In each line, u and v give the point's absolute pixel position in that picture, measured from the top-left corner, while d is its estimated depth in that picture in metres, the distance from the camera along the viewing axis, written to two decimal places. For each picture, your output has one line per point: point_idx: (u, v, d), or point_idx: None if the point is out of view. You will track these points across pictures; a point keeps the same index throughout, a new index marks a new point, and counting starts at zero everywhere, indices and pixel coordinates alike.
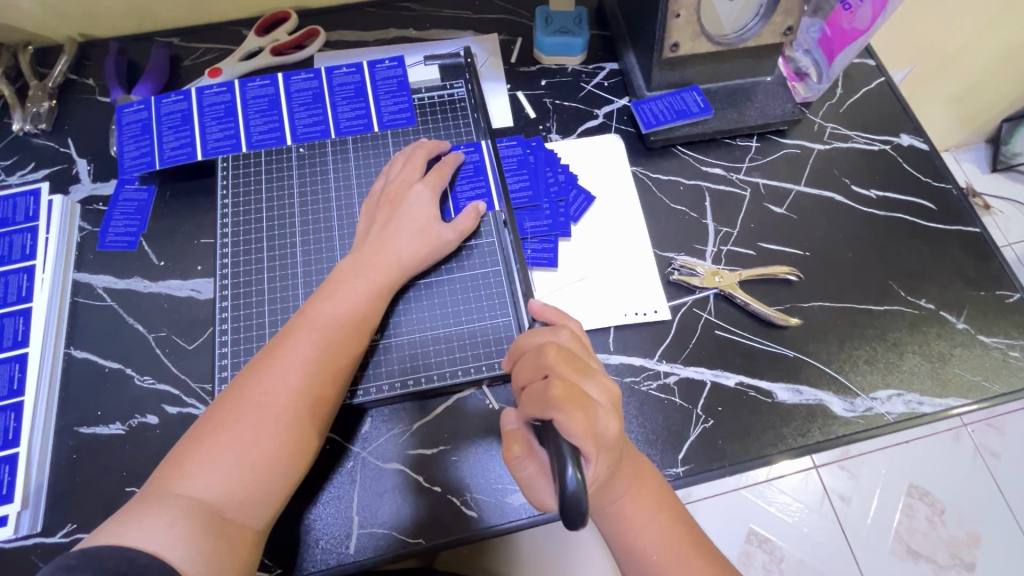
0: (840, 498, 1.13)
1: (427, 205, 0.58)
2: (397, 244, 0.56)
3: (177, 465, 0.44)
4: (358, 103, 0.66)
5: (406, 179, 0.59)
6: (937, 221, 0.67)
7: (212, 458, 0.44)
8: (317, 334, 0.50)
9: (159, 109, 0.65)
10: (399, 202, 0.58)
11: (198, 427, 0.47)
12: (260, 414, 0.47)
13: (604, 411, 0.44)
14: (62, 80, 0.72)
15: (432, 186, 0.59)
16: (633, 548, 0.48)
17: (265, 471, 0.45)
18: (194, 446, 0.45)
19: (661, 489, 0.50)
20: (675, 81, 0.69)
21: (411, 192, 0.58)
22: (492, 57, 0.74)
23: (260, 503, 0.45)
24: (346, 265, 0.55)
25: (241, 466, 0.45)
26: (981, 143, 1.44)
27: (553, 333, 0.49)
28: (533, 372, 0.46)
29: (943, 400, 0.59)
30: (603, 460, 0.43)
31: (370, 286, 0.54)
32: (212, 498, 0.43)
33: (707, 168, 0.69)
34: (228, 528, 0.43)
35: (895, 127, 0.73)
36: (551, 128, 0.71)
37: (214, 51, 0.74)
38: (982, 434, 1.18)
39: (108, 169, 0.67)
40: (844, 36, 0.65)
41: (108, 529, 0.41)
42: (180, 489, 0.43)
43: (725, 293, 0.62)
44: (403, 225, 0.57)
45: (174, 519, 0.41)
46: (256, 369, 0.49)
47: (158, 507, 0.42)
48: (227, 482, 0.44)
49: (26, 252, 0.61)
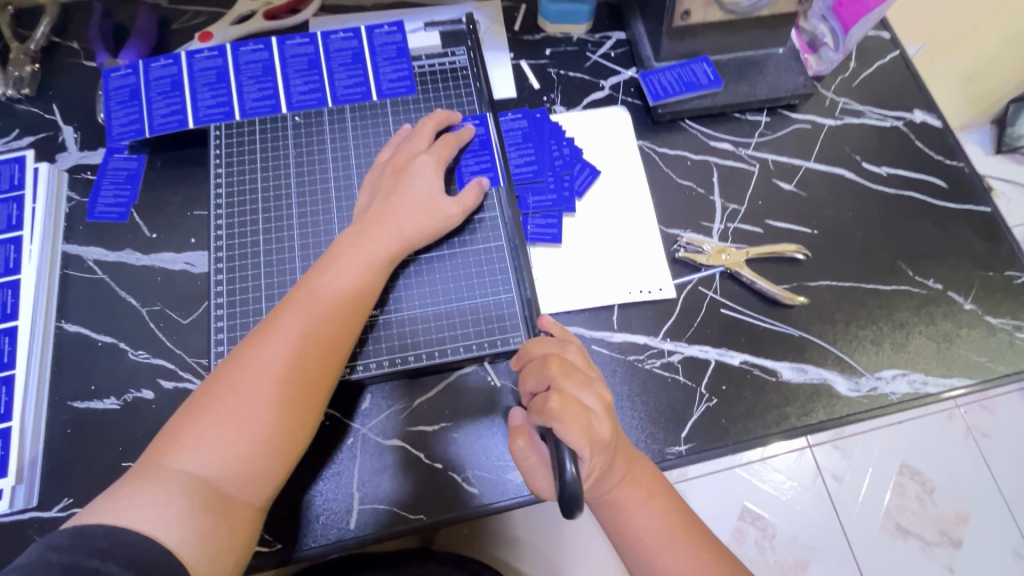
0: (833, 476, 1.15)
1: (429, 176, 0.56)
2: (398, 215, 0.54)
3: (174, 439, 0.44)
4: (356, 70, 0.64)
5: (410, 151, 0.58)
6: (949, 200, 0.66)
7: (208, 434, 0.44)
8: (318, 308, 0.49)
9: (148, 74, 0.62)
10: (404, 173, 0.56)
11: (195, 401, 0.45)
12: (258, 389, 0.45)
13: (600, 418, 0.45)
14: (45, 43, 0.69)
15: (438, 157, 0.57)
16: (629, 536, 0.47)
17: (265, 448, 0.45)
18: (189, 419, 0.44)
19: (656, 478, 0.49)
20: (684, 51, 0.67)
21: (415, 162, 0.57)
22: (494, 24, 0.71)
23: (257, 479, 0.44)
24: (346, 238, 0.53)
25: (240, 442, 0.44)
26: (987, 124, 1.44)
27: (561, 345, 0.50)
28: (537, 382, 0.47)
29: (947, 380, 0.58)
30: (598, 461, 0.45)
31: (368, 259, 0.52)
32: (210, 474, 0.43)
33: (715, 143, 0.67)
34: (225, 504, 0.42)
35: (909, 102, 0.71)
36: (555, 100, 0.68)
37: (204, 14, 0.71)
38: (974, 415, 1.19)
39: (97, 137, 0.64)
40: (862, 6, 0.63)
41: (104, 503, 0.40)
42: (178, 464, 0.42)
43: (731, 272, 0.61)
44: (407, 198, 0.55)
45: (172, 496, 0.41)
46: (253, 344, 0.47)
47: (155, 483, 0.41)
48: (225, 458, 0.43)
49: (13, 222, 0.59)
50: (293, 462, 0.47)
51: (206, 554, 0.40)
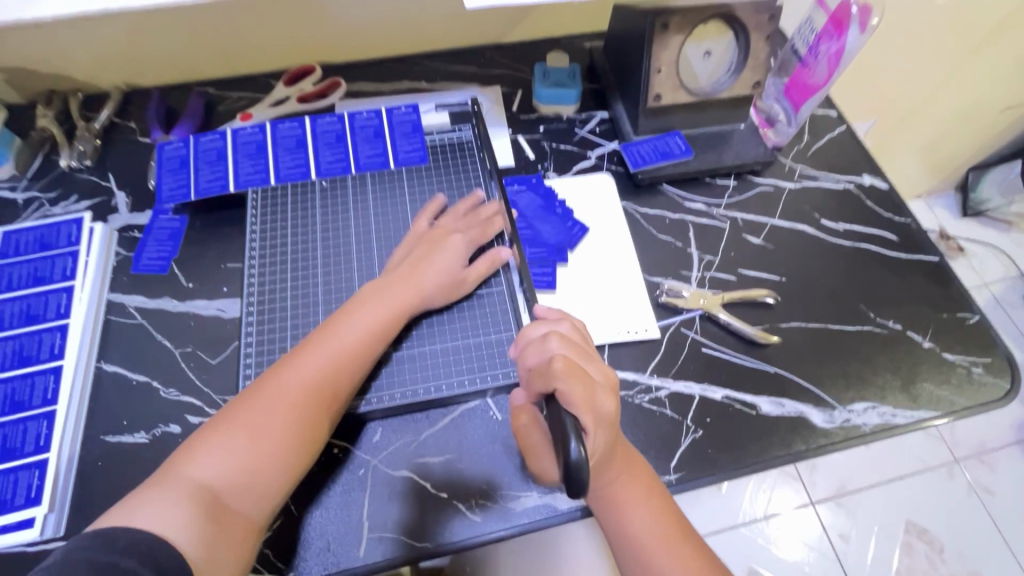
0: (840, 537, 1.26)
1: (460, 250, 0.64)
2: (420, 277, 0.61)
3: (192, 448, 0.48)
4: (377, 143, 0.74)
5: (449, 227, 0.66)
6: (901, 251, 0.74)
7: (218, 449, 0.48)
8: (335, 348, 0.55)
9: (197, 146, 0.72)
10: (437, 243, 0.64)
11: (218, 416, 0.51)
12: (277, 413, 0.51)
13: (602, 390, 0.48)
14: (107, 123, 0.79)
15: (472, 237, 0.66)
16: (624, 533, 0.51)
17: (272, 467, 0.49)
18: (207, 432, 0.49)
19: (652, 481, 0.53)
20: (659, 127, 0.77)
21: (449, 238, 0.64)
22: (495, 106, 0.83)
23: (259, 496, 0.48)
24: (369, 289, 0.60)
25: (251, 459, 0.49)
26: (951, 191, 1.60)
27: (556, 323, 0.54)
28: (537, 355, 0.50)
29: (915, 412, 0.63)
30: (601, 437, 0.47)
31: (384, 311, 0.58)
32: (215, 486, 0.47)
33: (690, 204, 0.76)
34: (228, 516, 0.46)
35: (858, 168, 0.81)
36: (548, 168, 0.79)
37: (245, 98, 0.83)
38: (974, 470, 1.34)
39: (145, 201, 0.73)
40: (806, 90, 0.73)
41: (123, 505, 0.45)
42: (189, 472, 0.47)
43: (709, 314, 0.68)
44: (437, 262, 0.62)
45: (177, 500, 0.45)
46: (271, 373, 0.53)
47: (164, 488, 0.46)
48: (235, 471, 0.48)
49: (67, 273, 0.66)
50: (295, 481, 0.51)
51: (202, 563, 0.44)
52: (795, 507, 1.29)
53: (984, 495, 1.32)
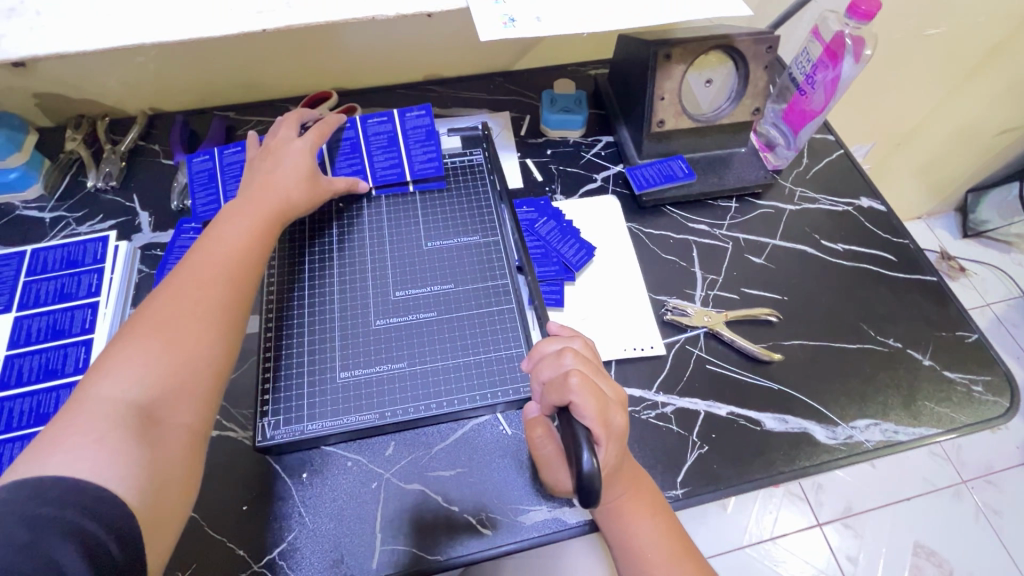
0: (847, 558, 1.25)
1: (302, 149, 0.67)
2: (280, 189, 0.64)
3: (88, 380, 0.46)
4: (392, 152, 0.75)
5: (285, 137, 0.69)
6: (899, 271, 0.76)
7: (129, 369, 0.47)
8: (240, 267, 0.57)
9: (223, 159, 0.74)
10: (277, 153, 0.67)
11: (111, 350, 0.48)
12: (195, 312, 0.52)
13: (614, 406, 0.50)
14: (132, 146, 0.83)
15: (309, 141, 0.68)
16: (629, 546, 0.51)
17: (198, 360, 0.50)
18: (107, 361, 0.47)
19: (657, 495, 0.54)
20: (662, 150, 0.80)
21: (286, 146, 0.67)
22: (504, 131, 0.86)
23: (184, 401, 0.48)
24: (272, 220, 0.62)
25: (176, 349, 0.49)
26: (950, 212, 1.64)
27: (568, 340, 0.56)
28: (553, 370, 0.52)
29: (917, 429, 0.64)
30: (613, 450, 0.48)
31: (250, 232, 0.60)
32: (136, 398, 0.46)
33: (693, 225, 0.79)
34: (156, 413, 0.46)
35: (856, 190, 0.83)
36: (556, 190, 0.81)
37: (264, 122, 0.87)
38: (982, 491, 1.34)
39: (168, 221, 0.76)
40: (804, 116, 0.76)
41: (30, 454, 0.41)
42: (96, 395, 0.45)
43: (713, 332, 0.69)
44: (285, 169, 0.65)
45: (96, 427, 0.43)
46: (182, 298, 0.52)
47: (78, 420, 0.43)
48: (155, 372, 0.47)
49: (92, 289, 0.68)
50: (231, 351, 0.53)
51: (142, 482, 0.43)
52: (801, 528, 1.29)
53: (993, 516, 1.31)
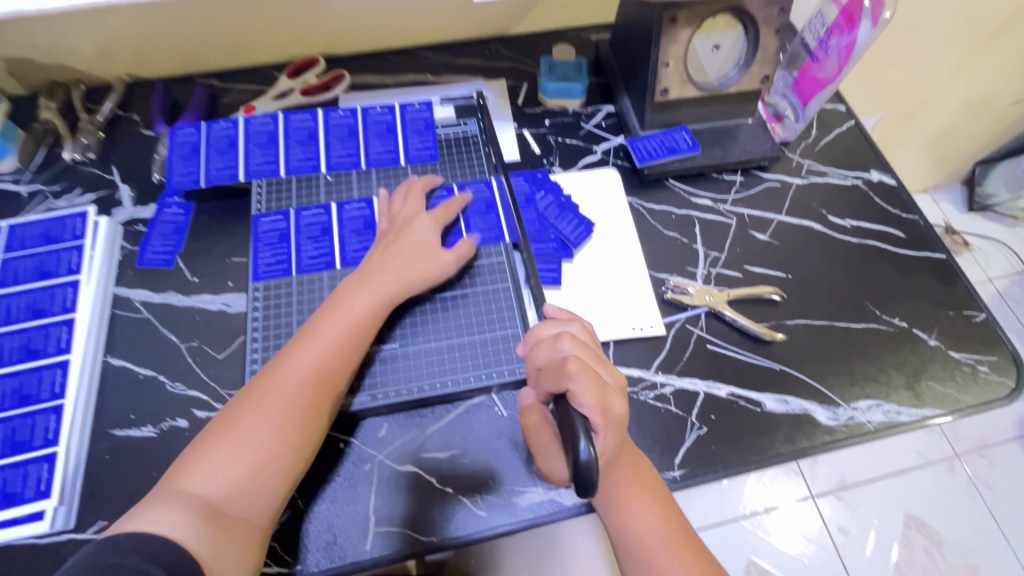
0: (839, 529, 1.27)
1: (428, 232, 0.63)
2: (397, 267, 0.60)
3: (187, 460, 0.50)
4: (389, 139, 0.73)
5: (411, 212, 0.65)
6: (907, 247, 0.74)
7: (225, 456, 0.50)
8: (322, 350, 0.55)
9: (209, 133, 0.72)
10: (404, 229, 0.63)
11: (212, 429, 0.52)
12: (280, 406, 0.53)
13: (613, 393, 0.48)
14: (110, 115, 0.79)
15: (436, 218, 0.64)
16: (626, 533, 0.51)
17: (270, 462, 0.51)
18: (209, 439, 0.51)
19: (656, 482, 0.53)
20: (665, 121, 0.77)
21: (415, 221, 0.64)
22: (500, 99, 0.82)
23: (256, 499, 0.50)
24: (351, 284, 0.60)
25: (257, 449, 0.51)
26: (957, 185, 1.60)
27: (566, 324, 0.53)
28: (548, 356, 0.50)
29: (919, 410, 0.63)
30: (611, 438, 0.47)
31: (351, 324, 0.57)
32: (219, 488, 0.49)
33: (696, 199, 0.76)
34: (232, 507, 0.49)
35: (866, 164, 0.80)
36: (554, 162, 0.78)
37: (248, 91, 0.83)
38: (975, 465, 1.35)
39: (149, 195, 0.73)
40: (815, 84, 0.72)
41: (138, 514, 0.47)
42: (192, 475, 0.49)
43: (715, 311, 0.68)
44: (407, 244, 0.62)
45: (183, 505, 0.47)
46: (275, 395, 0.53)
47: (177, 496, 0.48)
48: (237, 469, 0.50)
49: (72, 267, 0.65)
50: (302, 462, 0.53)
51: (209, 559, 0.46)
52: (794, 500, 1.30)
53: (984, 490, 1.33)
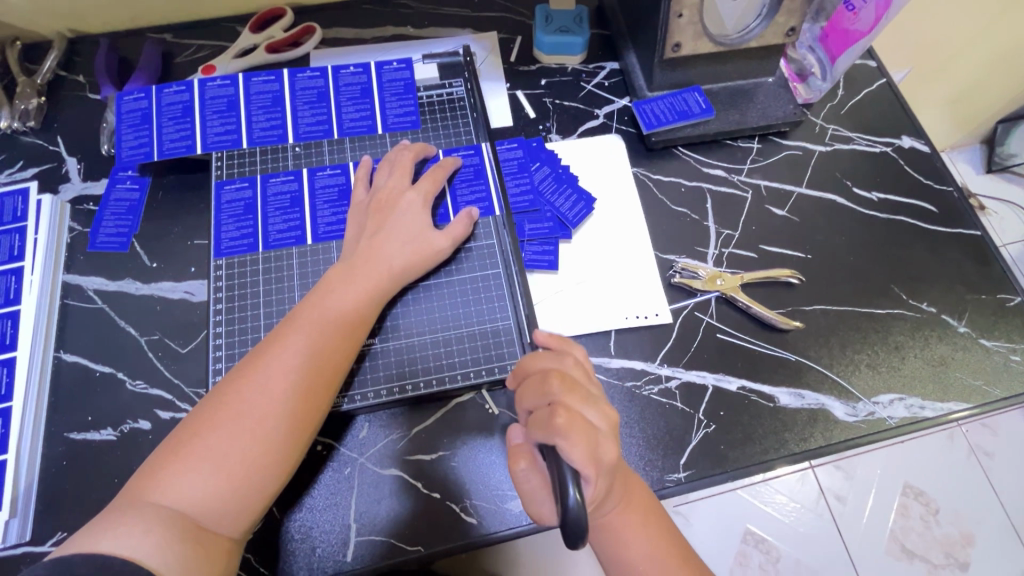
0: (836, 497, 1.16)
1: (417, 213, 0.57)
2: (387, 252, 0.55)
3: (153, 473, 0.44)
4: (363, 104, 0.65)
5: (396, 187, 0.58)
6: (940, 224, 0.67)
7: (201, 466, 0.44)
8: (307, 342, 0.50)
9: (160, 99, 0.64)
10: (390, 210, 0.57)
11: (178, 437, 0.46)
12: (263, 407, 0.47)
13: (605, 438, 0.43)
14: (51, 77, 0.70)
15: (423, 194, 0.58)
16: (622, 561, 0.47)
17: (255, 470, 0.45)
18: (178, 447, 0.45)
19: (650, 500, 0.49)
20: (676, 81, 0.68)
21: (401, 200, 0.57)
22: (491, 56, 0.73)
23: (237, 513, 0.44)
24: (337, 273, 0.54)
25: (236, 456, 0.45)
26: (976, 144, 1.50)
27: (558, 358, 0.48)
28: (537, 400, 0.44)
29: (944, 404, 0.58)
30: (602, 485, 0.42)
31: (341, 317, 0.52)
32: (194, 504, 0.43)
33: (709, 170, 0.69)
34: (210, 524, 0.43)
35: (897, 128, 0.72)
36: (551, 128, 0.70)
37: (207, 47, 0.73)
38: (976, 434, 1.23)
39: (99, 168, 0.66)
40: (846, 37, 0.63)
41: (92, 535, 0.40)
42: (161, 488, 0.43)
43: (727, 296, 0.62)
44: (397, 228, 0.56)
45: (151, 524, 0.41)
46: (256, 395, 0.47)
47: (142, 512, 0.41)
48: (215, 482, 0.44)
49: (15, 252, 0.60)
50: (290, 469, 0.48)
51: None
52: None
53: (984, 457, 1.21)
